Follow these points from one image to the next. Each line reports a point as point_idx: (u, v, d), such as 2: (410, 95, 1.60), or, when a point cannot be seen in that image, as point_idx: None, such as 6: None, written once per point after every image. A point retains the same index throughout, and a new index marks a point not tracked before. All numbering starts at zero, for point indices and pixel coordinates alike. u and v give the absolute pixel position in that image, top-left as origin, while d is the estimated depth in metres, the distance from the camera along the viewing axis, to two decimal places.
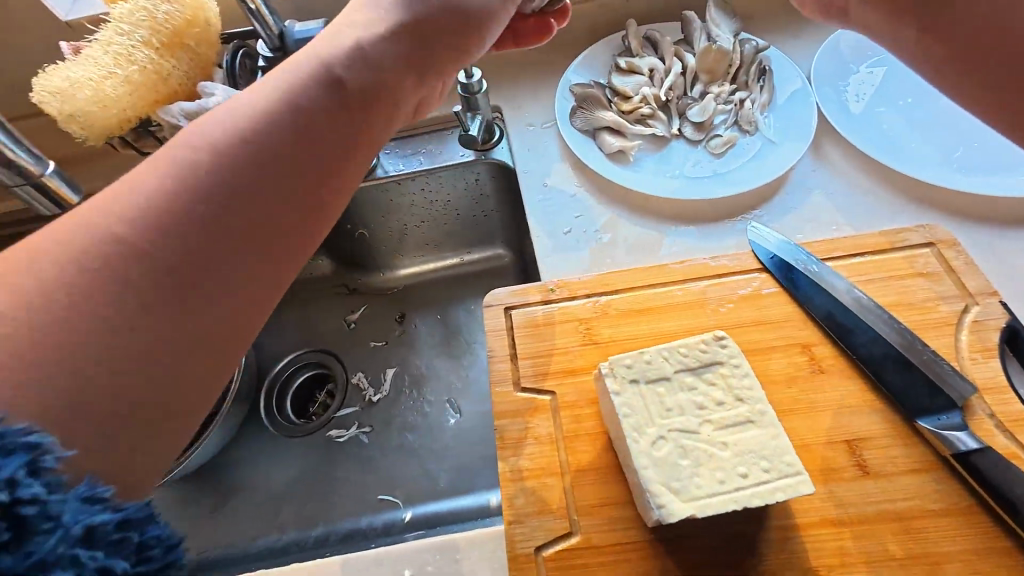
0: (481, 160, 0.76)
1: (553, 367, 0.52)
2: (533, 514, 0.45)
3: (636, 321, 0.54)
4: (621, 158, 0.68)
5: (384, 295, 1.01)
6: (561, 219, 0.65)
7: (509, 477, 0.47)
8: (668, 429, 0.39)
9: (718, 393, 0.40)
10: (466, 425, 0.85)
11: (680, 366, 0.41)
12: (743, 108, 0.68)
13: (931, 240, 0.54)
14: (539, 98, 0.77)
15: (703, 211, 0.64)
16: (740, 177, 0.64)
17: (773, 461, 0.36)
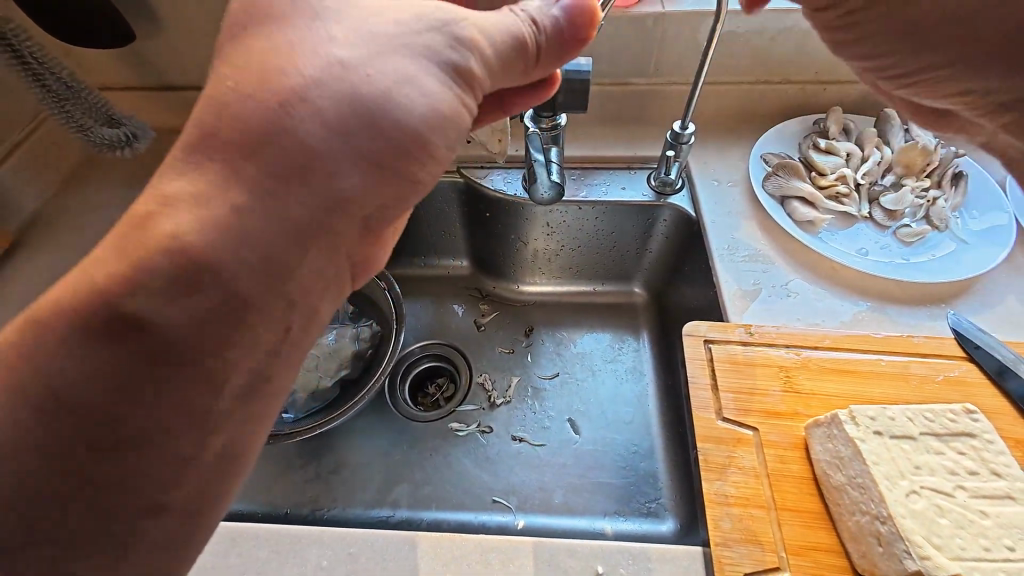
0: (664, 202, 0.81)
1: (756, 406, 0.54)
2: (741, 542, 0.46)
3: (837, 380, 0.56)
4: (811, 228, 0.73)
5: (515, 308, 1.05)
6: (749, 271, 0.70)
7: (714, 500, 0.49)
8: (920, 485, 0.40)
9: (971, 463, 0.41)
10: (584, 450, 0.86)
11: (926, 429, 0.43)
12: (938, 205, 0.71)
13: None
14: (728, 158, 0.83)
15: (892, 292, 0.66)
16: (934, 267, 0.67)
17: None
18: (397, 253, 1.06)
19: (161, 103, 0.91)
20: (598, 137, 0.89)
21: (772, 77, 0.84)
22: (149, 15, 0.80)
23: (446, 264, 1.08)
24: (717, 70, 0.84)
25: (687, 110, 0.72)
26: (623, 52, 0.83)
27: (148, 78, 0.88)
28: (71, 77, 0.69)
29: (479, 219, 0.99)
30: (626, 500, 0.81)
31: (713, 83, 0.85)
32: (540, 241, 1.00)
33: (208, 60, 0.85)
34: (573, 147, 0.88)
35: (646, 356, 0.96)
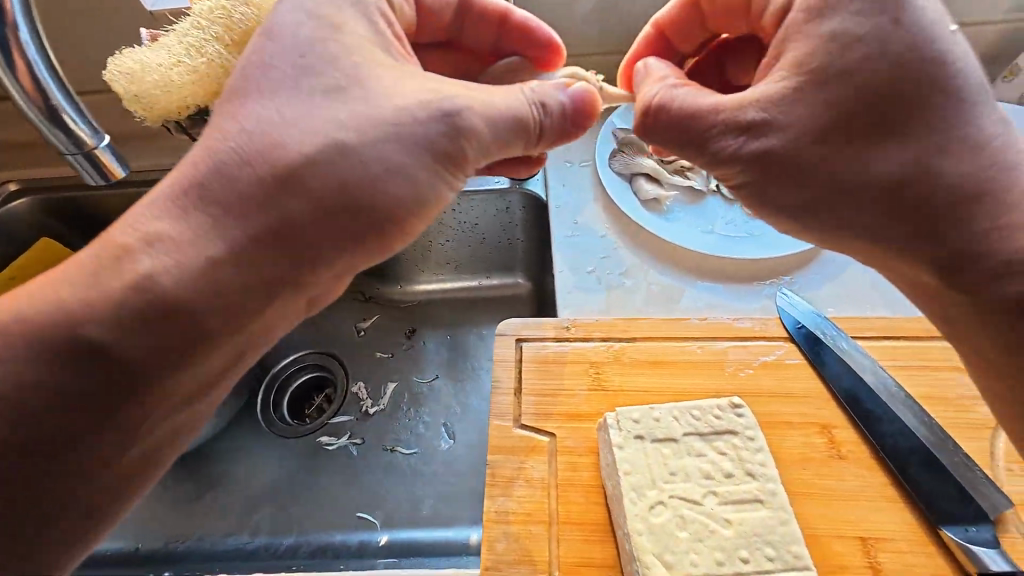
0: (515, 188, 0.76)
1: (557, 408, 0.50)
2: (513, 563, 0.43)
3: (647, 373, 0.52)
4: (655, 206, 0.67)
5: (398, 309, 1.00)
6: (588, 258, 0.64)
7: (493, 518, 0.45)
8: (668, 495, 0.37)
9: (728, 464, 0.37)
10: (457, 453, 0.83)
11: (690, 429, 0.39)
12: None
13: None
14: (581, 137, 0.77)
15: (732, 270, 0.62)
16: (779, 240, 0.62)
17: (778, 548, 0.34)
18: None
19: None
20: None
21: None
22: None
23: None
24: None
25: None
26: None
27: None
28: None
29: None
30: None
31: None
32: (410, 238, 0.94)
33: None
34: None
35: None
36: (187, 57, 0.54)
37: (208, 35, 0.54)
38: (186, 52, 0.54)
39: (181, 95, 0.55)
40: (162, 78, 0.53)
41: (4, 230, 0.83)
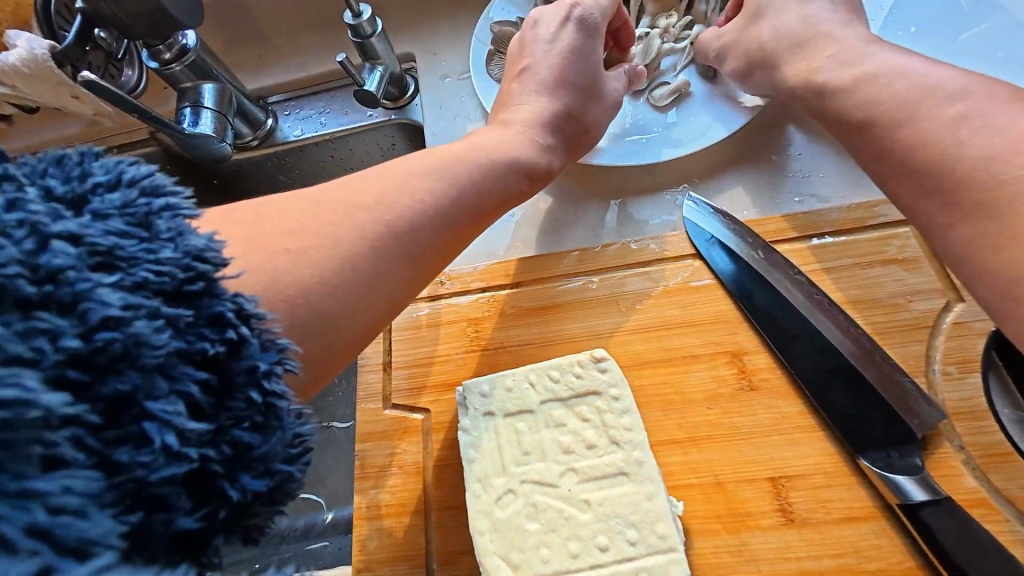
0: (389, 120, 0.65)
1: (431, 380, 0.43)
2: (387, 561, 0.38)
3: (532, 324, 0.44)
4: None
5: None
6: None
7: (364, 515, 0.40)
8: (519, 481, 0.30)
9: (590, 434, 0.31)
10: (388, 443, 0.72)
11: (549, 396, 0.32)
12: (700, 45, 0.52)
13: None
14: (457, 42, 0.63)
15: (636, 182, 0.50)
16: (689, 134, 0.49)
17: (641, 529, 0.28)
18: None
19: None
20: (303, 50, 0.68)
21: None
22: None
23: None
24: None
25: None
26: None
27: None
28: None
29: None
30: None
31: None
32: None
33: None
34: (274, 72, 0.67)
35: None
36: None
37: None
38: None
39: None
40: None
41: None
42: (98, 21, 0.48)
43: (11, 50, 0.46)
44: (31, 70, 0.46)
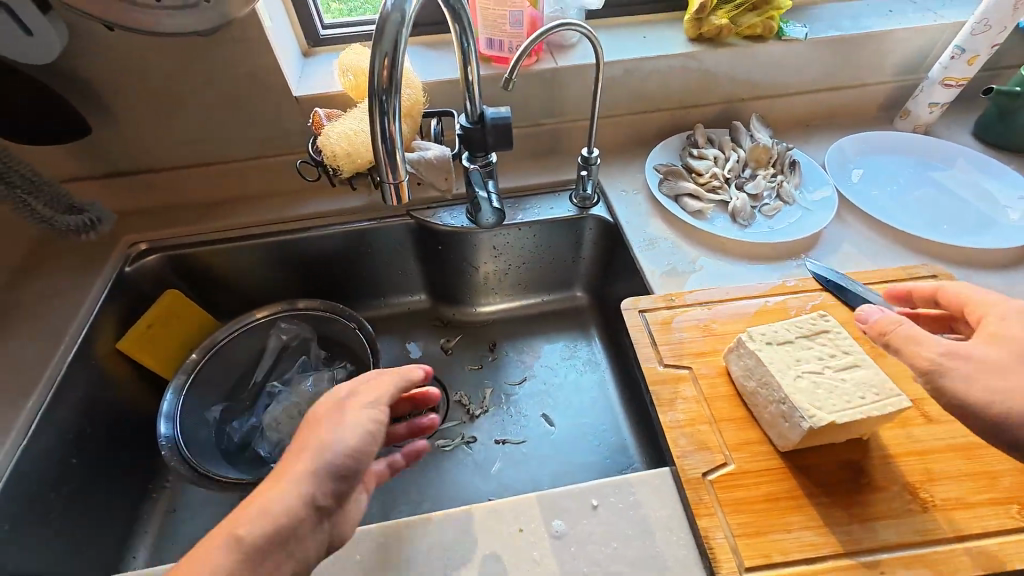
0: (587, 215, 0.98)
1: (686, 350, 0.69)
2: (695, 450, 0.59)
3: (738, 322, 0.73)
4: (701, 216, 0.92)
5: (476, 330, 1.15)
6: (662, 255, 0.87)
7: (670, 425, 0.61)
8: (802, 370, 0.56)
9: (831, 349, 0.58)
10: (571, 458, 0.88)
11: (798, 334, 0.60)
12: (786, 186, 0.94)
13: (934, 273, 0.78)
14: (629, 173, 1.02)
15: (765, 253, 0.87)
16: (789, 229, 0.89)
17: (878, 387, 0.54)
18: (353, 296, 1.14)
19: (107, 189, 0.95)
20: (523, 169, 1.04)
21: (648, 106, 1.05)
22: (100, 111, 0.86)
23: (406, 300, 1.17)
24: (605, 105, 1.03)
25: (590, 138, 0.90)
26: (529, 99, 0.99)
27: (94, 168, 0.93)
28: (32, 174, 0.79)
29: (429, 254, 1.08)
30: (604, 473, 0.92)
31: (605, 116, 1.05)
32: (489, 265, 1.10)
33: (157, 146, 0.92)
34: (505, 180, 1.02)
35: (598, 350, 1.10)
36: None
37: None
38: None
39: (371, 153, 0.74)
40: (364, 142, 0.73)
41: (138, 284, 0.93)
42: (465, 141, 0.82)
43: (427, 151, 0.78)
44: (436, 162, 0.78)
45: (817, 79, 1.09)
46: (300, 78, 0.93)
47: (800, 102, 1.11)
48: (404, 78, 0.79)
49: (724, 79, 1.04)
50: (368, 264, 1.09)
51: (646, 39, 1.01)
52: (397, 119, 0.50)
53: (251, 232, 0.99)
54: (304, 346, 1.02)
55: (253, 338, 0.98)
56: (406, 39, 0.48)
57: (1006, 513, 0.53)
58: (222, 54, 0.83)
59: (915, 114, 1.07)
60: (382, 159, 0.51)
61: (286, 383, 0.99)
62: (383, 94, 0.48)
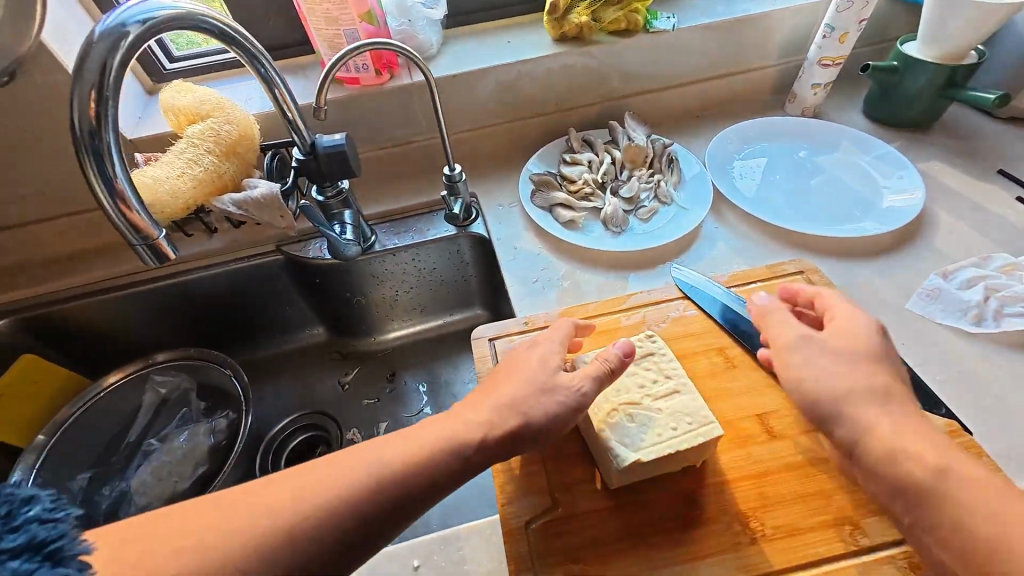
0: (463, 233, 0.94)
1: None
2: (522, 495, 0.55)
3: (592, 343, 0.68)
4: (573, 226, 0.87)
5: (375, 360, 1.08)
6: (529, 273, 0.83)
7: (500, 468, 0.57)
8: (618, 402, 0.52)
9: (654, 373, 0.54)
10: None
11: (623, 359, 0.55)
12: (662, 186, 0.89)
13: (801, 270, 0.74)
14: (507, 185, 0.97)
15: (638, 260, 0.83)
16: (664, 231, 0.84)
17: (694, 416, 0.50)
18: (236, 339, 1.05)
19: None
20: (399, 190, 0.99)
21: (525, 112, 1.00)
22: None
23: (300, 336, 1.08)
24: (478, 115, 0.98)
25: (448, 155, 0.86)
26: (392, 118, 0.94)
27: None
28: None
29: (309, 286, 1.00)
30: None
31: (480, 127, 1.00)
32: (377, 292, 1.03)
33: None
34: (378, 204, 0.97)
35: None
36: (189, 168, 0.68)
37: (201, 150, 0.70)
38: (187, 165, 0.68)
39: (186, 197, 0.68)
40: (170, 188, 0.67)
41: None
42: (303, 173, 0.77)
43: (254, 190, 0.73)
44: (265, 200, 0.73)
45: (699, 68, 1.04)
46: (140, 119, 0.86)
47: (686, 94, 1.07)
48: (225, 112, 0.74)
49: (598, 77, 0.99)
50: (245, 307, 1.01)
51: (510, 43, 0.96)
52: (122, 160, 0.46)
53: (115, 283, 0.92)
54: (184, 398, 0.96)
55: (122, 396, 0.92)
56: (118, 69, 0.46)
57: (835, 537, 0.50)
58: (34, 104, 0.78)
59: (801, 96, 1.03)
60: (113, 209, 0.47)
61: (162, 439, 0.93)
62: (88, 134, 0.44)
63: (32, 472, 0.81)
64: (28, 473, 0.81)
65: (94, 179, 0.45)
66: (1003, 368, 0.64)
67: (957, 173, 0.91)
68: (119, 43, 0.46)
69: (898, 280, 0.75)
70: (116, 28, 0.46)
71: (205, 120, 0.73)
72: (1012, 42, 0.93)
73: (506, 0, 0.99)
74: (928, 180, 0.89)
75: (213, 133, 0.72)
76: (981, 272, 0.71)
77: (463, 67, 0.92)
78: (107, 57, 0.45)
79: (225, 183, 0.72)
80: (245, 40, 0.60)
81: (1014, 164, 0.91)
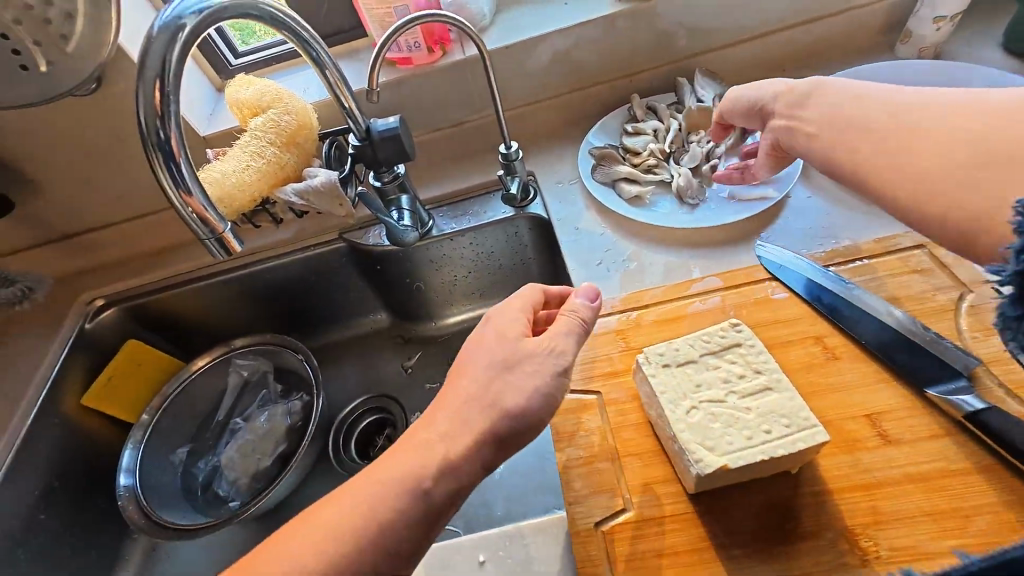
0: (521, 215, 0.90)
1: (597, 371, 0.59)
2: (591, 495, 0.51)
3: (665, 331, 0.62)
4: (639, 202, 0.80)
5: (435, 345, 1.09)
6: (592, 254, 0.77)
7: (566, 465, 0.53)
8: (699, 400, 0.46)
9: (741, 368, 0.47)
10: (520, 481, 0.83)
11: (704, 351, 0.49)
12: (730, 150, 0.81)
13: (921, 243, 0.62)
14: (565, 161, 0.91)
15: (716, 238, 0.74)
16: (743, 203, 0.75)
17: (791, 418, 0.43)
18: (306, 325, 1.09)
19: (62, 251, 1.00)
20: (454, 173, 0.96)
21: (584, 81, 0.93)
22: (33, 182, 0.90)
23: (365, 321, 1.11)
24: (535, 88, 0.93)
25: (503, 133, 0.81)
26: (445, 98, 0.91)
27: (46, 233, 0.98)
28: None
29: (371, 273, 1.02)
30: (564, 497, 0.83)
31: (536, 100, 0.94)
32: (436, 278, 1.03)
33: (94, 205, 0.95)
34: (434, 188, 0.95)
35: None
36: (253, 161, 0.70)
37: (264, 142, 0.72)
38: (251, 157, 0.70)
39: (251, 189, 0.70)
40: (237, 181, 0.69)
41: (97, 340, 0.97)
42: (359, 160, 0.76)
43: (314, 179, 0.73)
44: (325, 189, 0.73)
45: (786, 13, 0.91)
46: (210, 117, 0.90)
47: (768, 45, 0.94)
48: (284, 102, 0.74)
49: (665, 35, 0.89)
50: (312, 295, 1.04)
51: (567, 6, 0.88)
52: (186, 156, 0.47)
53: (195, 275, 0.98)
54: (264, 380, 1.01)
55: (211, 378, 0.99)
56: (177, 63, 0.46)
57: (973, 565, 0.42)
58: (120, 109, 0.83)
59: (917, 35, 0.86)
60: (180, 203, 0.47)
61: (247, 418, 1.00)
62: (154, 131, 0.45)
63: (140, 446, 0.90)
64: (137, 447, 0.90)
65: (162, 176, 0.46)
66: None
67: None
68: (177, 36, 0.46)
69: None
70: (173, 21, 0.46)
71: (266, 112, 0.74)
72: None
73: None
74: None
75: (273, 125, 0.72)
76: None
77: (515, 37, 0.86)
78: (169, 52, 0.46)
79: (287, 174, 0.73)
80: (298, 24, 0.59)
81: None
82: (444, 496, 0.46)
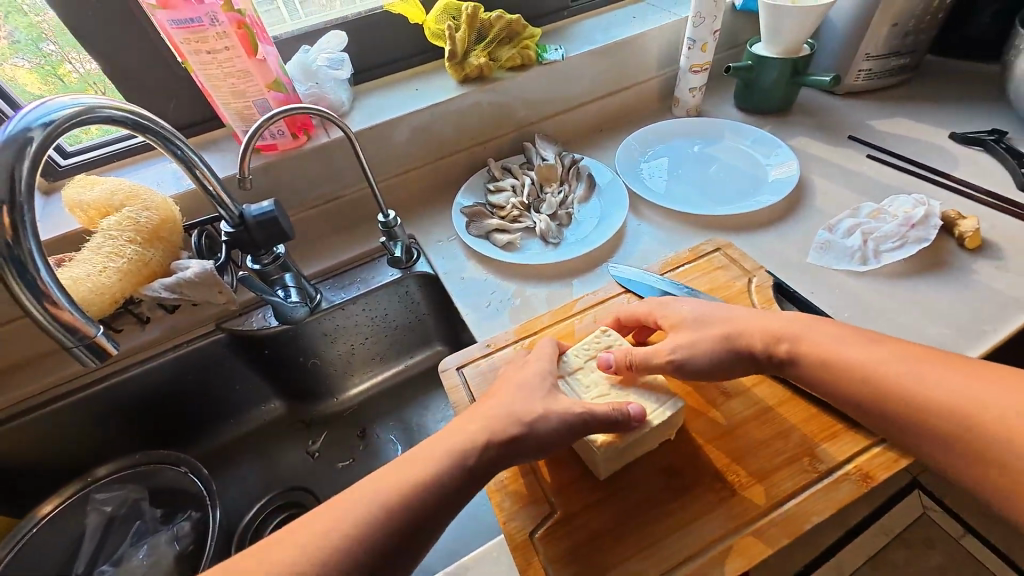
0: (408, 275, 0.95)
1: None
2: (520, 508, 0.56)
3: None
4: (512, 247, 0.92)
5: (341, 420, 1.05)
6: (480, 298, 0.86)
7: (494, 488, 0.58)
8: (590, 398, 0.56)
9: (615, 363, 0.58)
10: None
11: (584, 356, 0.60)
12: (570, 197, 0.99)
13: (718, 247, 0.83)
14: (441, 221, 1.01)
15: (577, 267, 0.89)
16: (592, 237, 0.92)
17: (656, 392, 0.55)
18: (187, 434, 0.97)
19: None
20: (336, 246, 0.99)
21: (445, 151, 1.06)
22: None
23: (256, 414, 1.03)
24: (402, 160, 1.02)
25: (379, 203, 0.88)
26: (316, 177, 0.95)
27: None
28: None
29: (258, 359, 0.97)
30: None
31: (405, 171, 1.03)
32: (332, 350, 1.01)
33: None
34: (317, 262, 0.97)
35: None
36: (111, 261, 0.65)
37: (122, 240, 0.68)
38: (109, 257, 0.65)
39: (111, 292, 0.66)
40: (94, 284, 0.64)
41: None
42: (235, 245, 0.76)
43: (186, 270, 0.70)
44: (198, 279, 0.71)
45: (593, 88, 1.16)
46: (40, 222, 0.81)
47: (586, 112, 1.17)
48: (142, 198, 0.71)
49: (506, 110, 1.07)
50: (190, 396, 0.94)
51: (419, 91, 1.01)
52: (42, 262, 0.44)
53: (26, 405, 0.82)
54: (136, 510, 0.87)
55: (60, 527, 0.82)
56: (27, 173, 0.45)
57: (799, 469, 0.56)
58: None
59: (683, 100, 1.17)
60: (41, 313, 0.44)
61: (117, 562, 0.84)
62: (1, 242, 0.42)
63: None
64: None
65: (16, 287, 0.43)
66: (892, 295, 0.76)
67: (820, 143, 1.07)
68: (27, 149, 0.45)
69: (796, 239, 0.87)
70: (20, 133, 0.45)
71: (120, 210, 0.70)
72: (832, 33, 1.12)
73: (406, 53, 1.04)
74: (798, 154, 1.04)
75: (131, 222, 0.69)
76: (855, 221, 0.84)
77: (377, 119, 0.96)
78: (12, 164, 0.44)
79: (153, 270, 0.70)
80: (157, 125, 0.60)
81: (859, 130, 1.09)
82: (377, 537, 0.44)
